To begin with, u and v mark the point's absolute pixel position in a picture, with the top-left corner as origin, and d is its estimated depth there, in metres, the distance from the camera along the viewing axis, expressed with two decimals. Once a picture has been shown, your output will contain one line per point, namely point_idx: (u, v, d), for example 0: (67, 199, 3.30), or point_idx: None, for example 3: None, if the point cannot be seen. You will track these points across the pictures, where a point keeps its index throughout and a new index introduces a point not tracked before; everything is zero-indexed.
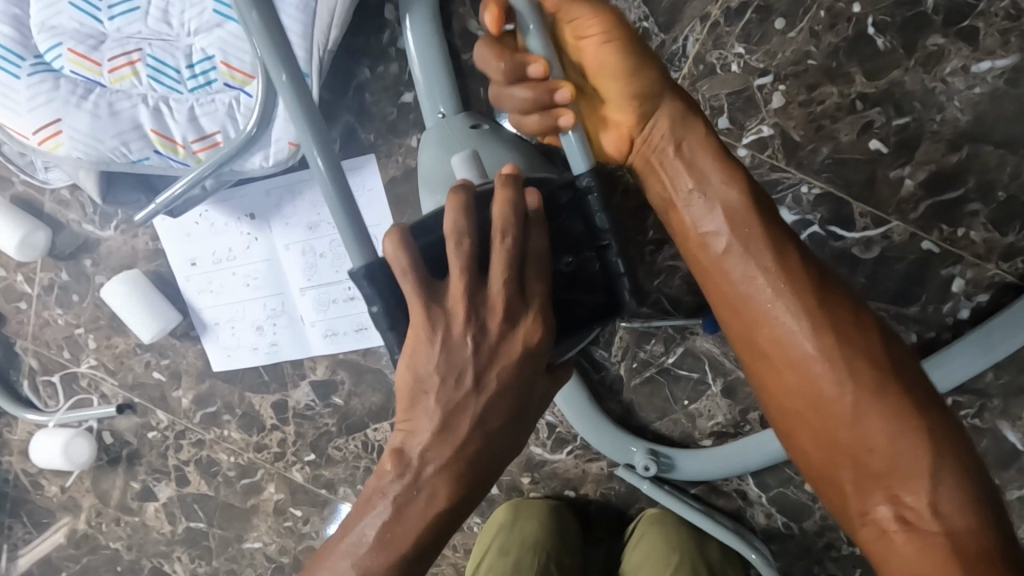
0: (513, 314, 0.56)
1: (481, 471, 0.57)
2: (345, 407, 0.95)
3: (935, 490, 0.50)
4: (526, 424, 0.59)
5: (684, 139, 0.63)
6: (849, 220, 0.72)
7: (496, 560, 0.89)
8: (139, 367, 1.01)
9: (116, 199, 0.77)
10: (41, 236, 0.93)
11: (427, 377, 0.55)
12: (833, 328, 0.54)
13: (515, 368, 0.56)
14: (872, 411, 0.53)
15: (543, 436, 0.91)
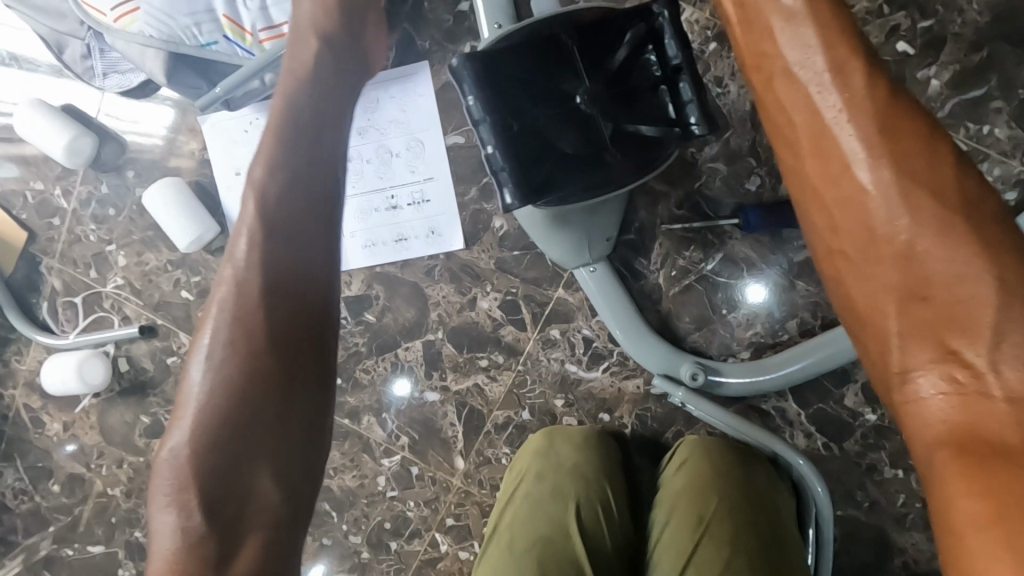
0: (308, 112, 0.68)
1: (288, 252, 0.63)
2: (377, 325, 0.94)
3: (998, 341, 0.43)
4: (309, 202, 0.65)
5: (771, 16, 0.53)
6: None
7: (532, 487, 0.81)
8: (167, 286, 0.99)
9: (177, 83, 0.82)
10: (87, 143, 0.95)
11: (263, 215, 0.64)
12: (898, 157, 0.47)
13: (274, 167, 0.65)
14: (967, 259, 0.45)
15: (579, 352, 0.90)
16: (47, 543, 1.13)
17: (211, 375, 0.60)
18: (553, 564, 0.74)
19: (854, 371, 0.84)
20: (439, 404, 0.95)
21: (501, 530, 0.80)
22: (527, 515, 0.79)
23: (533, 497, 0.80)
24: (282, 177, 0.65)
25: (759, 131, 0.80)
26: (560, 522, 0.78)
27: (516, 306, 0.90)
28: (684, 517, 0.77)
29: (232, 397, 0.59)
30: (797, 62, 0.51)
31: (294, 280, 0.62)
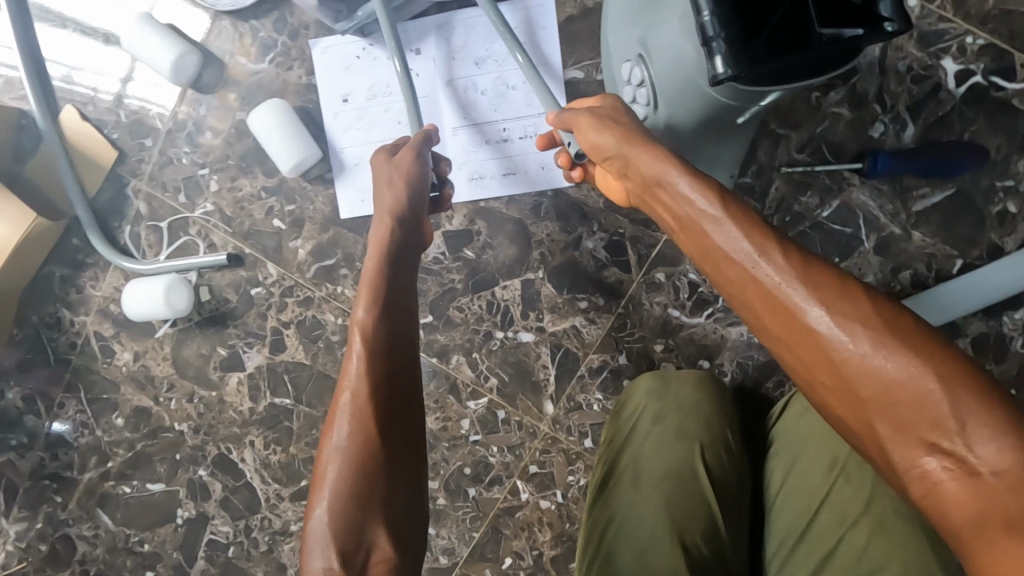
0: (407, 212, 0.75)
1: (393, 338, 0.67)
2: (477, 262, 0.93)
3: (964, 426, 0.44)
4: (405, 303, 0.71)
5: (639, 158, 0.64)
6: (1010, 71, 0.78)
7: (650, 428, 0.77)
8: (259, 213, 0.98)
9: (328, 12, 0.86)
10: (193, 60, 0.93)
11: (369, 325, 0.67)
12: (833, 301, 0.50)
13: (375, 300, 0.69)
14: (855, 331, 0.49)
15: (683, 296, 0.89)
16: (104, 480, 1.09)
17: (336, 463, 0.60)
18: (683, 506, 0.72)
19: (965, 325, 0.83)
20: (533, 346, 0.94)
21: (620, 470, 0.77)
22: (650, 454, 0.77)
23: (654, 438, 0.77)
24: (394, 286, 0.71)
25: (887, 76, 0.80)
26: (686, 460, 0.75)
27: (622, 247, 0.89)
28: (817, 459, 0.72)
29: (357, 474, 0.60)
30: (728, 247, 0.56)
31: (398, 366, 0.66)
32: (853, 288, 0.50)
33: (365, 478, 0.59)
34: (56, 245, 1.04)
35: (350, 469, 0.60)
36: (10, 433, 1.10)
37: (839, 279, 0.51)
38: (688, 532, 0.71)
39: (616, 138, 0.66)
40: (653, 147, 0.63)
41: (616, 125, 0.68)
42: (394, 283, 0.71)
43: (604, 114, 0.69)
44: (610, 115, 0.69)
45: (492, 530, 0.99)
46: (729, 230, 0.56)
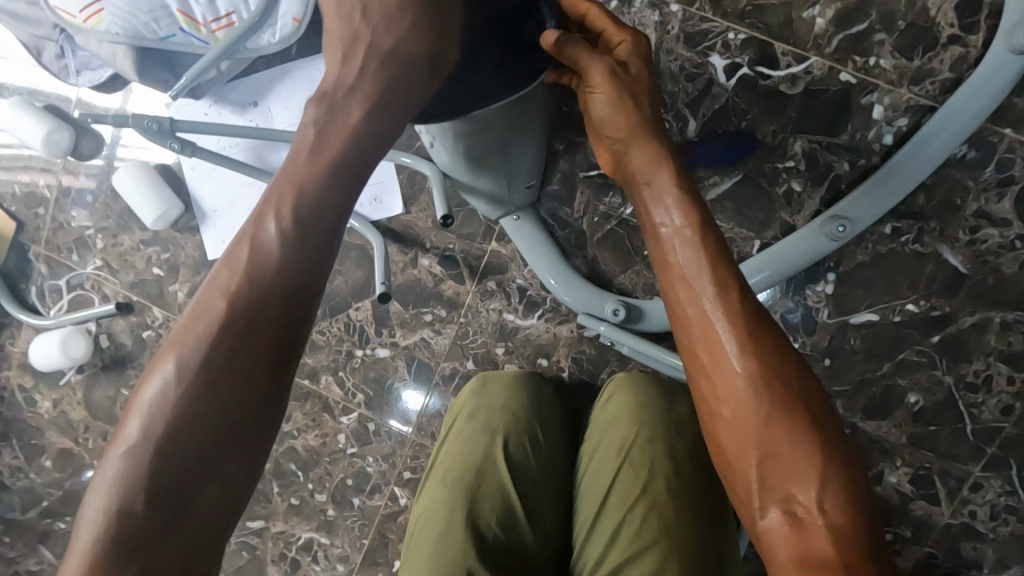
0: (355, 131, 0.55)
1: (306, 266, 0.50)
2: (330, 288, 1.01)
3: (825, 487, 0.50)
4: (323, 246, 0.51)
5: (651, 186, 0.62)
6: (773, 59, 0.82)
7: (464, 426, 0.85)
8: (141, 264, 1.08)
9: (149, 78, 0.91)
10: (64, 135, 1.04)
11: (281, 225, 0.50)
12: (759, 355, 0.55)
13: (295, 210, 0.50)
14: (765, 387, 0.55)
15: (515, 301, 0.95)
16: (41, 518, 1.20)
17: (180, 377, 0.44)
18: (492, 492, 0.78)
19: (772, 302, 0.87)
20: (390, 360, 1.01)
21: (436, 467, 0.84)
22: (460, 449, 0.83)
23: (466, 434, 0.84)
24: (287, 257, 0.49)
25: (662, 78, 0.85)
26: (488, 448, 0.82)
27: (454, 261, 0.96)
28: (609, 445, 0.80)
29: (189, 409, 0.44)
30: (694, 276, 0.59)
31: (296, 291, 0.49)
32: (780, 349, 0.56)
33: (202, 414, 0.44)
34: None
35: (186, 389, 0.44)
36: None
37: (775, 340, 0.56)
38: (483, 517, 0.76)
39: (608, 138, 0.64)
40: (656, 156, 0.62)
41: (628, 108, 0.61)
42: (286, 253, 0.49)
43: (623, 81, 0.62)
44: (631, 93, 0.61)
45: (378, 536, 1.05)
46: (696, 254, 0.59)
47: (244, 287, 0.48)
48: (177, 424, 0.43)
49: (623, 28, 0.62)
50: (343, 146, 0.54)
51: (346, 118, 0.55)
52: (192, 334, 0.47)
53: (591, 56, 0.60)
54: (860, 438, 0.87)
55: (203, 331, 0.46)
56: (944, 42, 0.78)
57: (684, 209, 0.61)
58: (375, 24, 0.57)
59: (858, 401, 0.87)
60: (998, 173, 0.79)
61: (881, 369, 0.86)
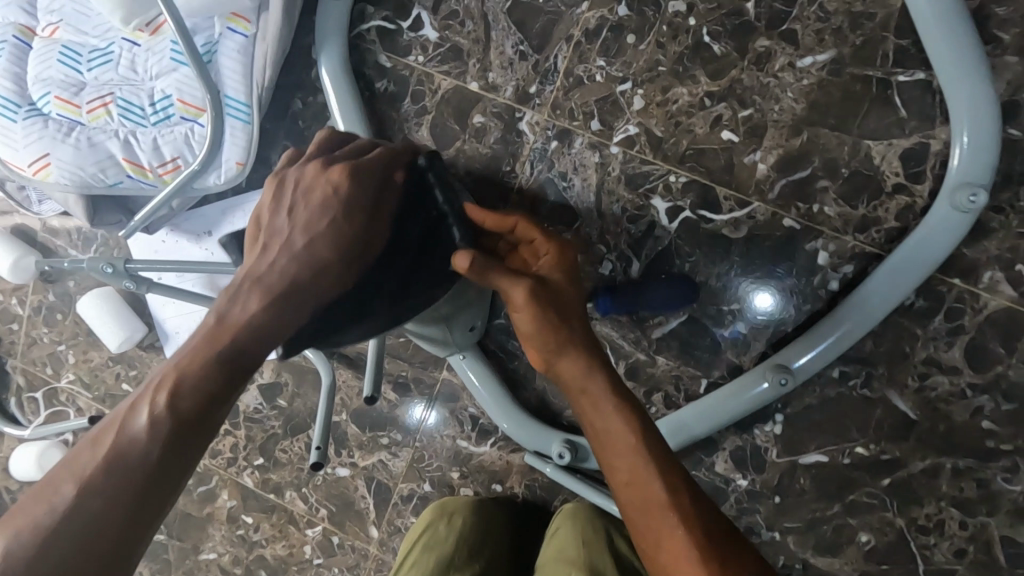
0: (269, 303, 0.54)
1: (183, 440, 0.48)
2: (289, 408, 1.02)
3: None
4: (206, 423, 0.50)
5: (588, 391, 0.64)
6: (715, 203, 0.80)
7: (418, 559, 0.84)
8: (110, 379, 1.10)
9: (101, 221, 0.93)
10: (31, 261, 1.06)
11: (169, 401, 0.49)
12: (711, 550, 0.55)
13: (186, 385, 0.49)
14: None
15: (468, 428, 0.96)
16: None
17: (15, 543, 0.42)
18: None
19: (720, 439, 0.86)
20: (350, 479, 1.02)
21: None
22: None
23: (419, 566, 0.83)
24: (152, 454, 0.47)
25: (605, 219, 0.84)
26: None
27: (407, 388, 0.97)
28: None
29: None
30: (640, 470, 0.60)
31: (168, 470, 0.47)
32: (730, 541, 0.57)
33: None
34: None
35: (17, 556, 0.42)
36: None
37: (721, 529, 0.57)
38: None
39: (536, 350, 0.66)
40: (589, 359, 0.64)
41: (555, 323, 0.64)
42: (151, 451, 0.47)
43: (548, 291, 0.65)
44: (560, 307, 0.65)
45: None
46: (643, 449, 0.61)
47: (100, 471, 0.45)
48: None
49: (546, 239, 0.68)
50: (237, 335, 0.53)
51: (245, 307, 0.54)
52: (54, 494, 0.45)
53: (512, 280, 0.63)
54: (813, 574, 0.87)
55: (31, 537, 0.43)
56: (889, 191, 0.75)
57: (622, 408, 0.63)
58: (307, 201, 0.58)
59: (810, 539, 0.86)
60: (947, 322, 0.77)
61: (832, 508, 0.85)
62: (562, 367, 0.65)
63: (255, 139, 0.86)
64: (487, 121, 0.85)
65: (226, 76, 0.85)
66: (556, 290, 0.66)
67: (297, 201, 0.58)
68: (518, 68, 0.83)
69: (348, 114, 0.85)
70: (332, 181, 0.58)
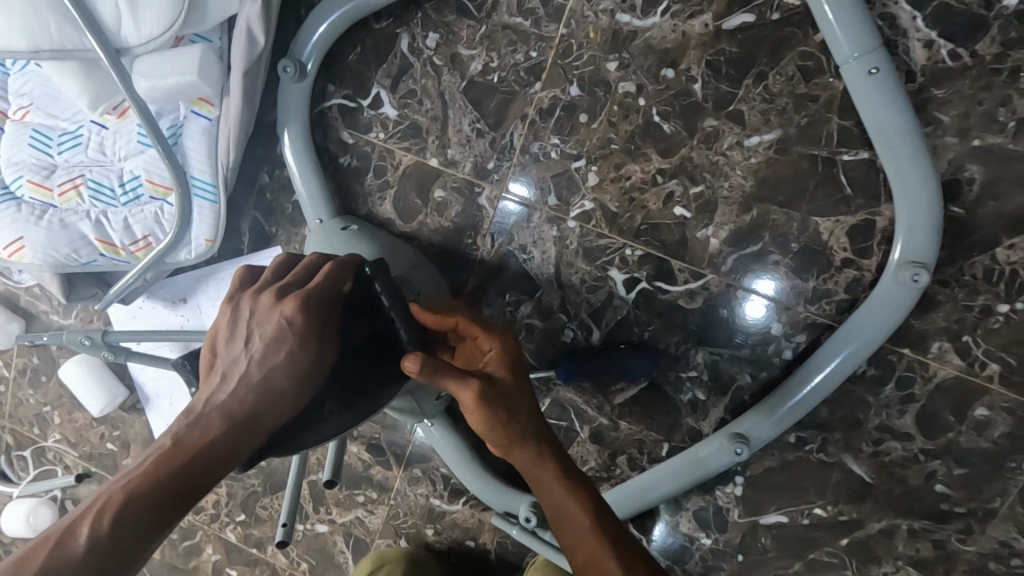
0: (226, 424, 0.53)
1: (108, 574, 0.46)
2: (268, 467, 1.05)
3: None
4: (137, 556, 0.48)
5: (541, 480, 0.66)
6: (670, 275, 0.82)
7: None
8: (95, 438, 1.13)
9: (77, 296, 0.95)
10: (16, 326, 1.09)
11: (108, 526, 0.47)
12: None
13: (129, 512, 0.47)
14: None
15: (440, 487, 0.98)
16: None
17: None
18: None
19: (684, 500, 0.88)
20: (329, 535, 1.05)
21: None
22: None
23: None
24: None
25: (565, 290, 0.86)
26: None
27: (381, 448, 0.99)
28: None
29: None
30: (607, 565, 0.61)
31: None
32: None
33: None
34: None
35: None
36: None
37: None
38: None
39: (492, 442, 0.66)
40: (547, 454, 0.66)
41: (505, 420, 0.64)
42: (84, 573, 0.45)
43: (495, 390, 0.65)
44: (512, 404, 0.65)
45: None
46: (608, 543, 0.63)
47: None
48: None
49: (489, 334, 0.68)
50: (196, 458, 0.51)
51: (206, 429, 0.53)
52: None
53: (460, 381, 0.63)
54: None
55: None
56: (838, 265, 0.77)
57: (584, 500, 0.64)
58: (261, 325, 0.58)
59: None
60: (898, 390, 0.78)
61: (793, 567, 0.87)
62: (519, 460, 0.66)
63: (222, 217, 0.88)
64: (448, 196, 0.87)
65: (193, 158, 0.87)
66: (503, 388, 0.66)
67: (251, 325, 0.58)
68: (476, 145, 0.85)
69: (313, 191, 0.87)
70: (285, 309, 0.57)
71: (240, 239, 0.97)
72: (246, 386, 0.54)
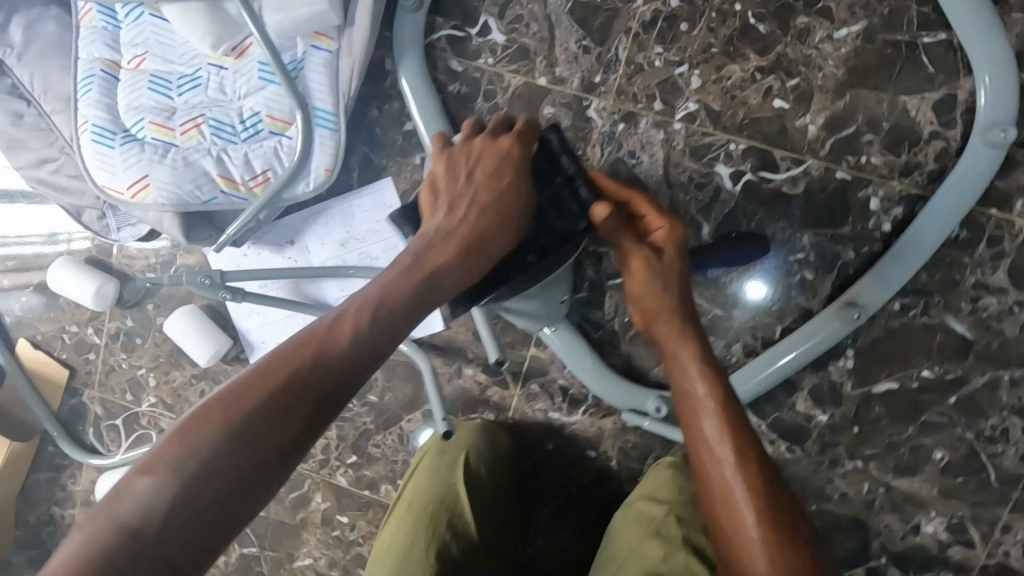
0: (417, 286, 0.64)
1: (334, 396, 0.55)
2: (380, 403, 1.07)
3: None
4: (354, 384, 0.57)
5: (676, 354, 0.74)
6: (773, 164, 0.90)
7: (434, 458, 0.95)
8: (194, 397, 1.13)
9: (194, 237, 0.96)
10: (111, 287, 1.08)
11: (345, 346, 0.57)
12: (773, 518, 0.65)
13: (355, 344, 0.58)
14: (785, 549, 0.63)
15: (558, 400, 1.02)
16: None
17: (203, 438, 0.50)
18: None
19: (799, 380, 0.94)
20: None
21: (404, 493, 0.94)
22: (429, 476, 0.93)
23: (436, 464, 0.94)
24: (318, 391, 0.55)
25: (674, 189, 0.92)
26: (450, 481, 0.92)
27: (497, 369, 1.02)
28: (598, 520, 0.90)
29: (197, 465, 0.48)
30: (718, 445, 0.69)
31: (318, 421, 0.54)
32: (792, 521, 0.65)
33: (197, 482, 0.48)
34: (35, 455, 1.21)
35: (203, 454, 0.49)
36: None
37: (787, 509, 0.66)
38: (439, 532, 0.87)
39: (636, 305, 0.78)
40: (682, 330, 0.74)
41: (657, 293, 0.76)
42: (319, 386, 0.55)
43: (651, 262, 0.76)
44: (665, 275, 0.75)
45: None
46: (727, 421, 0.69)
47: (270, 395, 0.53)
48: (183, 479, 0.48)
49: (660, 215, 0.78)
50: (399, 301, 0.62)
51: (407, 277, 0.64)
52: (235, 404, 0.52)
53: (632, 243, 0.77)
54: (894, 494, 0.95)
55: (209, 446, 0.49)
56: (926, 138, 0.86)
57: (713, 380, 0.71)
58: (481, 168, 0.72)
59: (889, 463, 0.94)
60: (990, 248, 0.87)
61: (906, 431, 0.93)
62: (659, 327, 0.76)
63: (343, 145, 0.93)
64: (557, 112, 0.93)
65: (314, 89, 0.92)
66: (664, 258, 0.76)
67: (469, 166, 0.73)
68: (583, 61, 0.92)
69: (430, 114, 0.92)
70: (501, 145, 0.72)
71: (350, 175, 1.01)
72: (478, 211, 0.69)
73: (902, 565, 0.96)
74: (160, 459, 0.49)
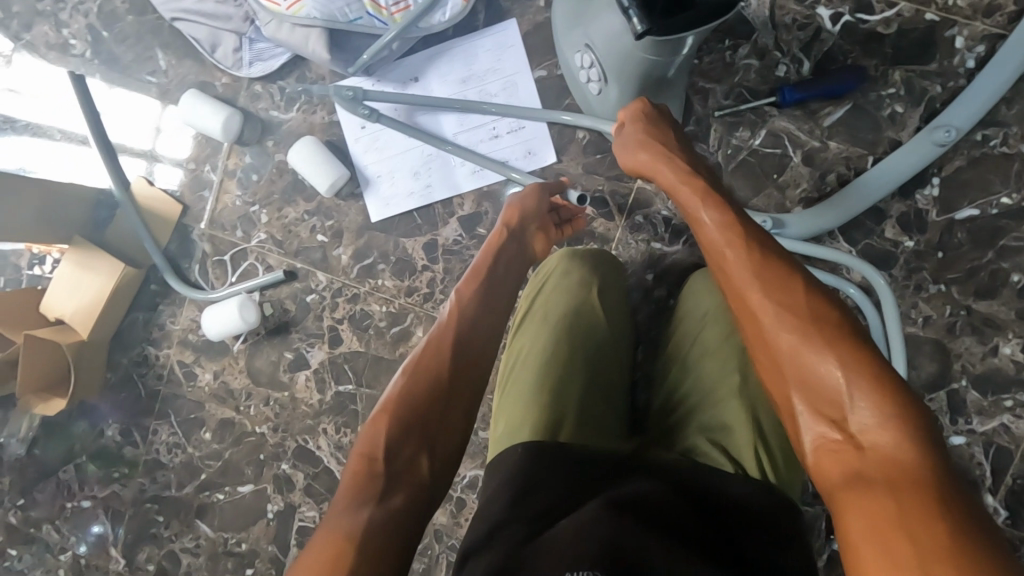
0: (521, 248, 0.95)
1: (475, 329, 0.82)
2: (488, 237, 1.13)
3: (854, 401, 0.54)
4: (489, 322, 0.84)
5: (671, 183, 0.79)
6: (869, 6, 1.01)
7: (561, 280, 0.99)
8: (305, 233, 1.18)
9: (337, 56, 1.06)
10: (236, 119, 1.16)
11: (472, 301, 0.85)
12: (775, 289, 0.62)
13: (480, 295, 0.86)
14: (792, 318, 0.60)
15: (661, 231, 1.08)
16: (198, 493, 1.25)
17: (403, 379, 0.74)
18: (587, 431, 0.84)
19: (887, 208, 1.03)
20: None
21: (535, 311, 0.98)
22: (560, 297, 0.97)
23: (563, 285, 0.98)
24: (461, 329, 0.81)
25: (778, 29, 1.03)
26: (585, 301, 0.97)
27: (604, 201, 1.10)
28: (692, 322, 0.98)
29: (407, 395, 0.72)
30: (717, 249, 0.69)
31: (471, 346, 0.80)
32: (794, 288, 0.61)
33: (412, 401, 0.72)
34: (136, 294, 1.25)
35: (412, 385, 0.73)
36: (113, 466, 1.27)
37: (799, 281, 0.62)
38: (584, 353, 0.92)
39: (642, 167, 0.85)
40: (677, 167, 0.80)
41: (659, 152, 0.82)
42: (461, 327, 0.81)
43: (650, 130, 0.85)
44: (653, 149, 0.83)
45: None
46: (717, 221, 0.70)
47: (434, 342, 0.79)
48: (398, 403, 0.72)
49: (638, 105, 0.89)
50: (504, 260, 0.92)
51: (508, 247, 0.94)
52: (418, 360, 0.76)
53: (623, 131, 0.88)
54: (975, 317, 1.02)
55: (404, 387, 0.73)
56: None
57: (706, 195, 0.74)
58: None
59: (971, 286, 1.02)
60: None
61: (985, 256, 1.01)
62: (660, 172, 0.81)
63: None
64: None
65: None
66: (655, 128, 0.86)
67: None
68: None
69: None
70: None
71: (476, 17, 1.10)
72: None
73: (982, 387, 1.02)
74: (386, 409, 0.71)
